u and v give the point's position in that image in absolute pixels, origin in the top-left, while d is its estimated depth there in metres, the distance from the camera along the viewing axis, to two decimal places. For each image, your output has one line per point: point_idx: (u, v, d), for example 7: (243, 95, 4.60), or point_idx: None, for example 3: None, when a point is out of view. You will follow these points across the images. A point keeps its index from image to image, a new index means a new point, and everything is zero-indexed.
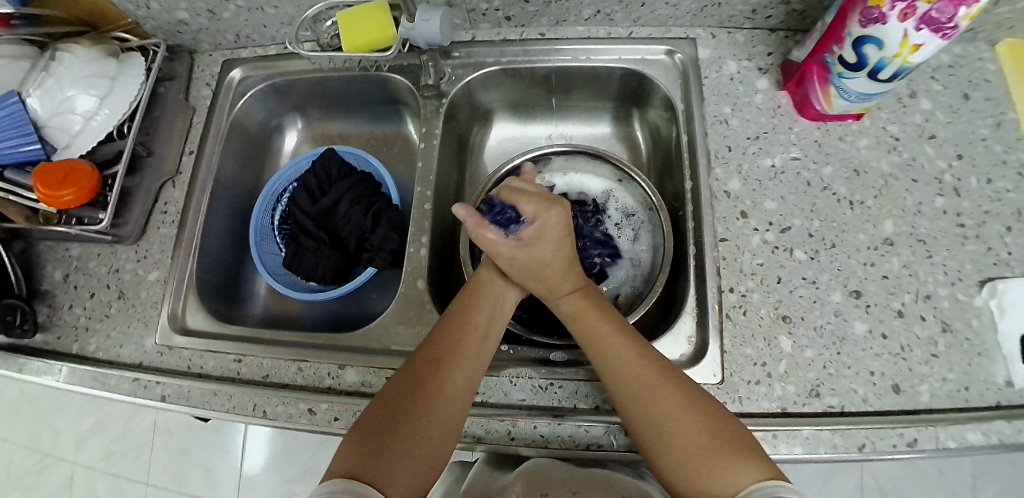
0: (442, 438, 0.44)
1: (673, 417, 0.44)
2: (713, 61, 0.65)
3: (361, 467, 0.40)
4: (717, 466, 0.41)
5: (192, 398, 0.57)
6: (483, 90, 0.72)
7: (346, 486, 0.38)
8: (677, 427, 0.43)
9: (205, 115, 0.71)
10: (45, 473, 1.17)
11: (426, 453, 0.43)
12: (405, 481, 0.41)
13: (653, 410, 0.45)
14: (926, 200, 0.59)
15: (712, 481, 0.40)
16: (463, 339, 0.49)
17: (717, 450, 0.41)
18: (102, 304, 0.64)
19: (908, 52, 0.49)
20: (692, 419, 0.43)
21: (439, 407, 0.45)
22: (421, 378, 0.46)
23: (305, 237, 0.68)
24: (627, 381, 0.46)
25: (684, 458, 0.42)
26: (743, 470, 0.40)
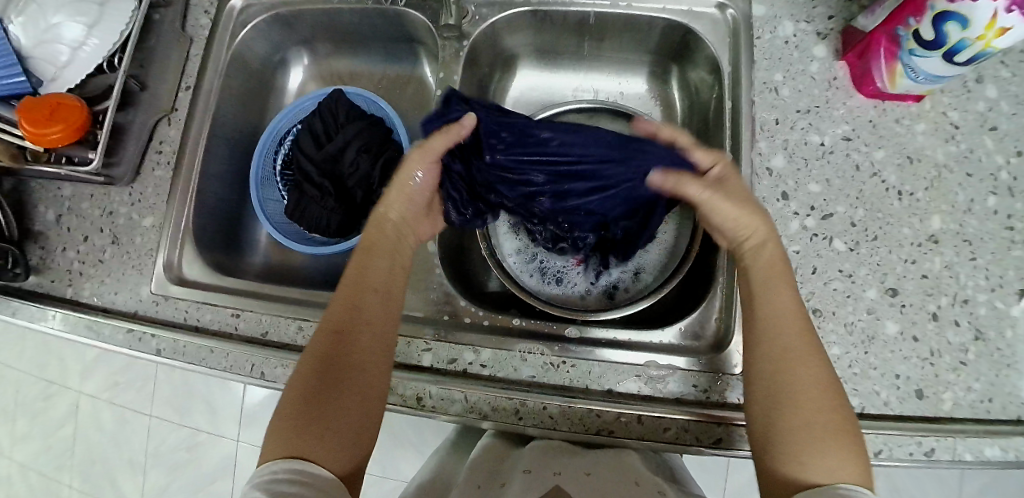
0: (365, 406, 0.43)
1: (806, 401, 0.39)
2: (768, 20, 0.59)
3: (302, 447, 0.39)
4: (820, 450, 0.37)
5: (189, 354, 0.55)
6: (507, 32, 0.66)
7: (289, 464, 0.37)
8: (791, 418, 0.39)
9: (203, 45, 0.64)
10: (52, 400, 1.17)
11: (359, 425, 0.42)
12: (343, 449, 0.40)
13: (801, 393, 0.39)
14: (979, 198, 0.55)
15: (803, 466, 0.37)
16: (362, 305, 0.46)
17: (837, 443, 0.37)
18: (95, 249, 0.61)
19: (992, 36, 0.43)
20: (815, 403, 0.39)
21: (358, 379, 0.43)
22: (342, 362, 0.43)
23: (308, 186, 0.64)
24: (789, 360, 0.41)
25: (791, 435, 0.38)
26: (845, 462, 0.37)
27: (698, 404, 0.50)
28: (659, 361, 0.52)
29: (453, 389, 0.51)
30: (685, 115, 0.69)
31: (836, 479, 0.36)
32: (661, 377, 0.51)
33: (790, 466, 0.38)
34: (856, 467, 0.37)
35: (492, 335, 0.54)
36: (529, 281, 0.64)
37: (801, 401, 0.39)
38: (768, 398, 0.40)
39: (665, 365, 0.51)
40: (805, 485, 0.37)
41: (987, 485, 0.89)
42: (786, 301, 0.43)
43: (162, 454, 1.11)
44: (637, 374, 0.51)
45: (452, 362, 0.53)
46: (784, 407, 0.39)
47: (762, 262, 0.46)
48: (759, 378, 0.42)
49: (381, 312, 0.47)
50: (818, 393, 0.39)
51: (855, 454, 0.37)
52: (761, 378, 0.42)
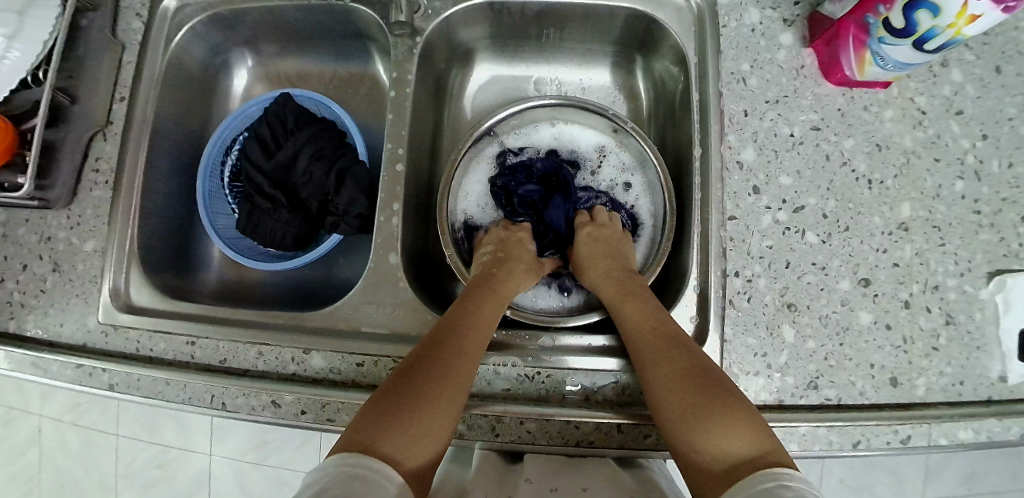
0: (453, 414, 0.42)
1: (675, 393, 0.43)
2: (733, 7, 0.57)
3: (373, 441, 0.38)
4: (717, 434, 0.40)
5: (144, 387, 0.52)
6: (465, 26, 0.62)
7: (358, 458, 0.36)
8: (674, 402, 0.42)
9: (136, 52, 0.59)
10: (12, 426, 1.12)
11: (436, 428, 0.41)
12: (414, 445, 0.39)
13: (664, 378, 0.44)
14: (946, 184, 0.55)
15: (704, 446, 0.40)
16: (466, 324, 0.48)
17: (727, 418, 0.40)
18: (35, 279, 0.57)
19: (963, 23, 0.42)
20: (692, 399, 0.42)
21: (450, 386, 0.43)
22: (419, 367, 0.43)
23: (259, 198, 0.60)
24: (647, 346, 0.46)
25: (677, 426, 0.42)
26: (735, 438, 0.39)
27: None
28: (636, 365, 0.50)
29: None
30: (652, 106, 0.67)
31: (735, 450, 0.38)
32: (638, 382, 0.50)
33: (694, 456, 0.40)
34: (749, 442, 0.39)
35: None
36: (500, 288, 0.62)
37: (667, 396, 0.43)
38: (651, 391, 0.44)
39: None
40: (722, 462, 0.38)
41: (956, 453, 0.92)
42: (635, 312, 0.49)
43: (135, 474, 1.07)
44: (614, 380, 0.50)
45: None
46: (668, 397, 0.43)
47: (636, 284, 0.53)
48: (644, 370, 0.45)
49: (480, 331, 0.48)
50: (684, 385, 0.43)
51: (748, 434, 0.39)
52: (647, 373, 0.45)
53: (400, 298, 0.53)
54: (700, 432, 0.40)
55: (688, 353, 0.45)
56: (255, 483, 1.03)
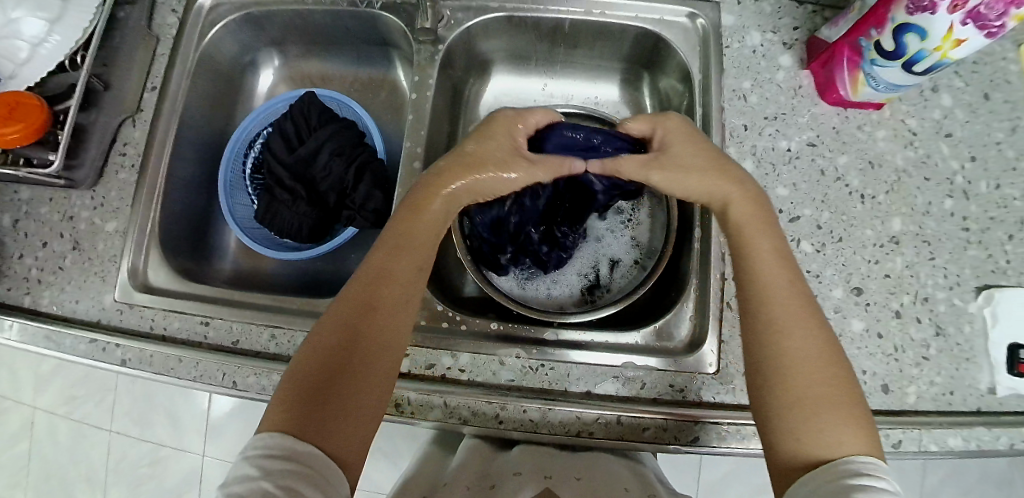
0: (382, 388, 0.42)
1: (813, 374, 0.40)
2: (736, 30, 0.61)
3: (297, 427, 0.38)
4: (830, 422, 0.38)
5: (156, 363, 0.53)
6: (484, 38, 0.66)
7: (284, 445, 0.36)
8: (800, 384, 0.39)
9: (171, 46, 0.62)
10: (4, 416, 1.11)
11: (372, 404, 0.41)
12: (344, 428, 0.39)
13: (791, 353, 0.40)
14: (936, 201, 0.58)
15: (829, 442, 0.37)
16: (392, 282, 0.45)
17: (843, 415, 0.38)
18: (55, 256, 0.58)
19: (949, 46, 0.45)
20: (818, 382, 0.39)
21: (376, 360, 0.42)
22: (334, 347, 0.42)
23: (280, 190, 0.62)
24: (788, 303, 0.42)
25: (800, 401, 0.39)
26: (852, 434, 0.37)
27: (675, 403, 0.51)
28: (637, 362, 0.52)
29: (432, 394, 0.51)
30: None
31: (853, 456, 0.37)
32: (638, 378, 0.51)
33: (794, 439, 0.38)
34: (864, 443, 0.37)
35: (471, 340, 0.53)
36: (507, 284, 0.64)
37: (801, 374, 0.40)
38: (773, 364, 0.41)
39: (643, 366, 0.52)
40: (806, 461, 0.37)
41: (948, 479, 0.93)
42: (769, 265, 0.44)
43: (125, 469, 1.06)
44: (616, 375, 0.51)
45: (430, 367, 0.52)
46: (789, 372, 0.40)
47: (743, 216, 0.47)
48: (770, 317, 0.42)
49: (412, 286, 0.46)
50: (813, 363, 0.40)
51: (862, 432, 0.38)
52: (770, 316, 0.42)
53: None
54: (818, 428, 0.38)
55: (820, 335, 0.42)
56: None
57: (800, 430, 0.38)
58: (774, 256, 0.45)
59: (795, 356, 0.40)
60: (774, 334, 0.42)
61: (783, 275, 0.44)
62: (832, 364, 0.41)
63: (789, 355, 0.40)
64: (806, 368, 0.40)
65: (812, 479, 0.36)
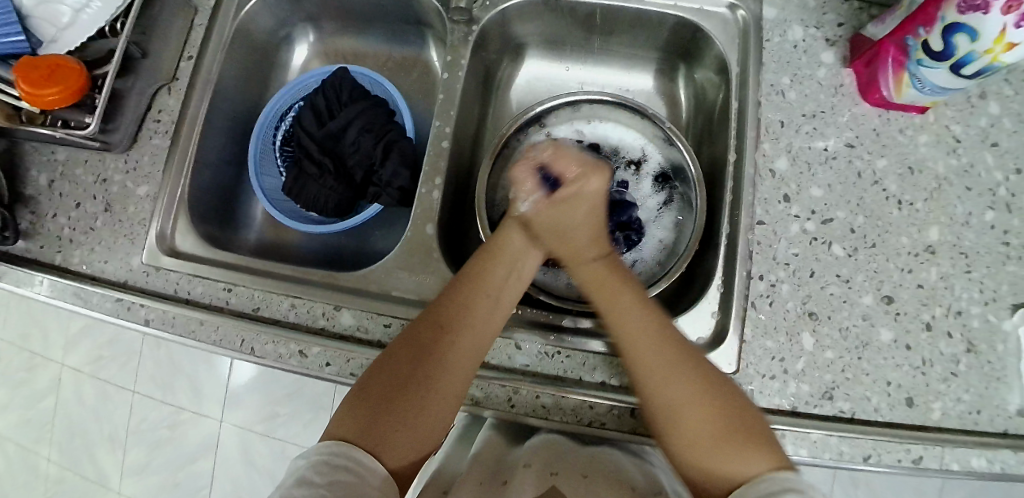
0: (446, 406, 0.44)
1: (684, 410, 0.42)
2: (778, 24, 0.59)
3: (361, 433, 0.40)
4: (730, 455, 0.39)
5: (177, 326, 0.54)
6: (518, 22, 0.65)
7: (345, 450, 0.38)
8: (689, 429, 0.42)
9: (209, 15, 0.63)
10: (32, 372, 1.15)
11: (431, 424, 0.43)
12: (402, 440, 0.41)
13: (664, 396, 0.43)
14: (977, 212, 0.55)
15: (728, 466, 0.39)
16: (473, 310, 0.47)
17: (738, 439, 0.40)
18: (87, 216, 0.60)
19: (1000, 50, 0.43)
20: (699, 414, 0.42)
21: (444, 380, 0.44)
22: (408, 360, 0.44)
23: (308, 163, 0.63)
24: (629, 333, 0.46)
25: (693, 442, 0.41)
26: (751, 460, 0.39)
27: None
28: None
29: None
30: (690, 114, 0.69)
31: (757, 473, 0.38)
32: None
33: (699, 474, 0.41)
34: (764, 459, 0.39)
35: None
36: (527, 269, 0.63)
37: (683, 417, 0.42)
38: (659, 411, 0.43)
39: None
40: (727, 488, 0.39)
41: None
42: (627, 316, 0.47)
43: (143, 432, 1.09)
44: None
45: None
46: (681, 415, 0.42)
47: (583, 274, 0.51)
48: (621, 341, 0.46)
49: (490, 313, 0.48)
50: (699, 409, 0.42)
51: (762, 453, 0.39)
52: (622, 340, 0.46)
53: (431, 267, 0.54)
54: (716, 453, 0.40)
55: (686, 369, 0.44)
56: (257, 453, 1.05)
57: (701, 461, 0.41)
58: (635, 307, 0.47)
59: (659, 404, 0.43)
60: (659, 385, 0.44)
61: (635, 308, 0.47)
62: (712, 403, 0.42)
63: (660, 399, 0.43)
64: (690, 404, 0.42)
65: None
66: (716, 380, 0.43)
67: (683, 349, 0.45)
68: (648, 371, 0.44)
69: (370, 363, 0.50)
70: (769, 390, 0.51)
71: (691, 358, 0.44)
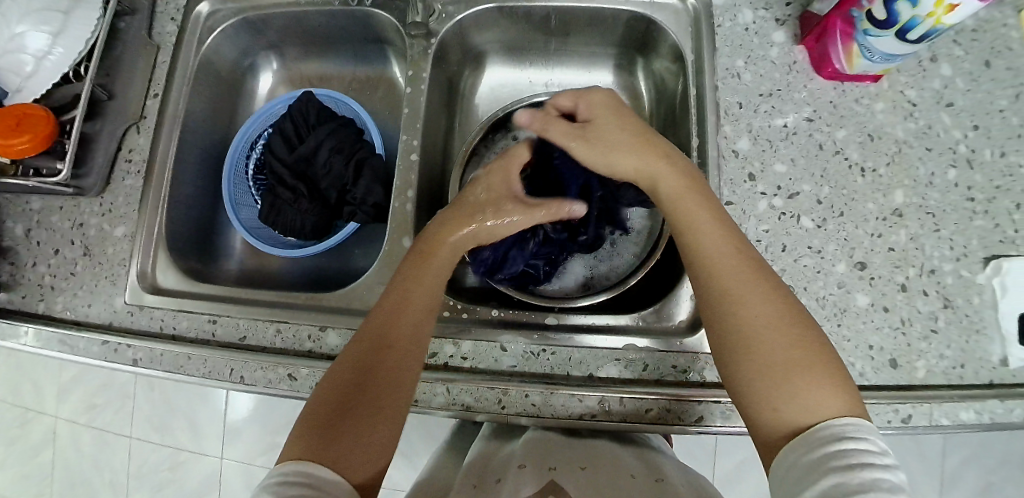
0: (396, 415, 0.43)
1: (774, 343, 0.40)
2: (728, 9, 0.60)
3: (315, 454, 0.39)
4: (806, 390, 0.38)
5: (166, 362, 0.54)
6: (476, 31, 0.66)
7: (301, 469, 0.37)
8: (772, 362, 0.39)
9: (171, 53, 0.64)
10: (28, 426, 1.14)
11: (385, 437, 0.42)
12: (358, 456, 0.40)
13: (760, 322, 0.41)
14: (939, 172, 0.57)
15: (801, 409, 0.38)
16: (407, 311, 0.46)
17: (814, 376, 0.39)
18: (67, 262, 0.60)
19: (942, 12, 0.45)
20: (786, 348, 0.40)
21: (387, 392, 0.43)
22: (351, 379, 0.43)
23: (282, 189, 0.63)
24: (726, 267, 0.43)
25: (771, 376, 0.39)
26: (830, 400, 0.37)
27: (678, 384, 0.50)
28: (639, 344, 0.52)
29: (434, 383, 0.51)
30: (654, 104, 0.70)
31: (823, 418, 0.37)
32: (640, 360, 0.51)
33: (770, 410, 0.39)
34: (844, 402, 0.38)
35: (472, 328, 0.54)
36: None
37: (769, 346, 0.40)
38: (744, 339, 0.41)
39: (645, 348, 0.51)
40: (793, 430, 0.38)
41: (969, 460, 0.91)
42: (709, 241, 0.45)
43: (146, 475, 1.09)
44: (618, 358, 0.51)
45: (433, 356, 0.52)
46: (761, 342, 0.40)
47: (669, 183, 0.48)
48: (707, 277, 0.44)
49: (422, 313, 0.47)
50: (789, 343, 0.40)
51: (837, 393, 0.38)
52: (707, 277, 0.44)
53: None
54: (794, 397, 0.38)
55: (772, 296, 0.42)
56: None
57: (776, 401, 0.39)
58: (718, 236, 0.45)
59: (747, 329, 0.41)
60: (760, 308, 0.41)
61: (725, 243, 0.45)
62: (799, 335, 0.40)
63: (747, 328, 0.41)
64: (778, 339, 0.40)
65: (795, 452, 0.36)
66: (802, 317, 0.42)
67: (773, 281, 0.43)
68: (749, 301, 0.42)
69: None
70: None
71: (781, 293, 0.43)
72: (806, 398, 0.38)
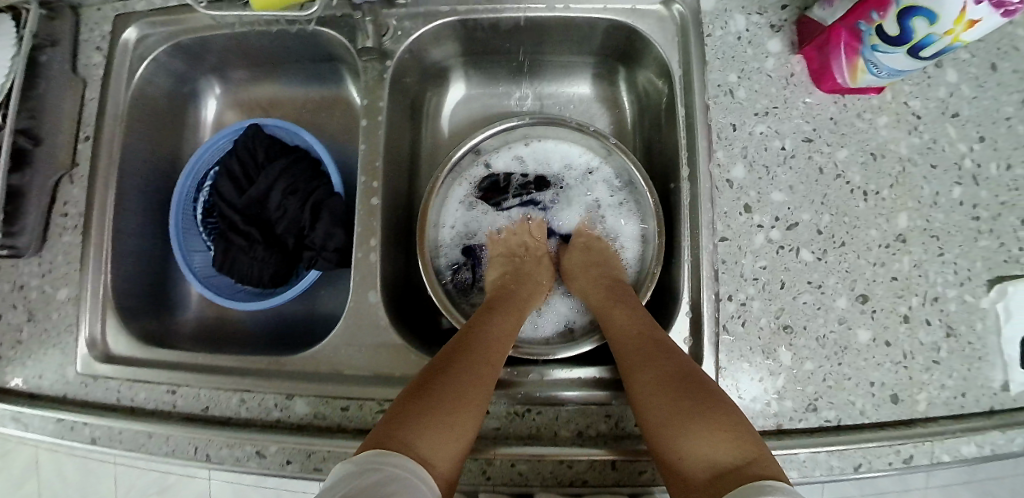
0: (475, 410, 0.42)
1: (655, 395, 0.42)
2: (717, 15, 0.55)
3: (393, 439, 0.37)
4: (697, 437, 0.39)
5: (126, 440, 0.51)
6: (438, 46, 0.60)
7: (378, 457, 0.35)
8: (654, 408, 0.42)
9: (99, 88, 0.57)
10: (10, 458, 1.10)
11: (458, 428, 0.40)
12: (435, 442, 0.38)
13: (652, 387, 0.43)
14: (944, 190, 0.53)
15: (689, 456, 0.38)
16: (487, 329, 0.48)
17: (705, 421, 0.39)
18: (9, 330, 0.55)
19: (961, 29, 0.40)
20: (659, 395, 0.42)
21: (467, 384, 0.42)
22: (421, 377, 0.43)
23: (234, 235, 0.58)
24: (620, 335, 0.48)
25: (659, 425, 0.41)
26: (722, 445, 0.38)
27: None
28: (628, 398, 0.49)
29: None
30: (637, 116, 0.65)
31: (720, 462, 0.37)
32: (630, 415, 0.48)
33: (674, 458, 0.39)
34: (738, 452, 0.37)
35: None
36: None
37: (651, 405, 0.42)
38: (637, 398, 0.43)
39: (633, 402, 0.49)
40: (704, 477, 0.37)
41: None
42: (621, 318, 0.49)
43: None
44: (607, 414, 0.48)
45: None
46: (648, 394, 0.43)
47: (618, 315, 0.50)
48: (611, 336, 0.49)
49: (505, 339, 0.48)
50: (660, 390, 0.42)
51: (731, 441, 0.38)
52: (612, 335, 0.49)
53: (383, 337, 0.51)
54: (685, 446, 0.39)
55: (672, 359, 0.44)
56: None
57: (674, 446, 0.39)
58: (632, 315, 0.49)
59: (636, 383, 0.44)
60: (627, 372, 0.45)
61: (628, 315, 0.50)
62: (680, 381, 0.42)
63: (638, 388, 0.44)
64: (659, 390, 0.42)
65: None
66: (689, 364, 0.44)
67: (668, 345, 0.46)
68: (627, 353, 0.46)
69: (332, 456, 0.47)
70: (753, 412, 0.49)
71: (676, 358, 0.45)
72: (699, 443, 0.38)
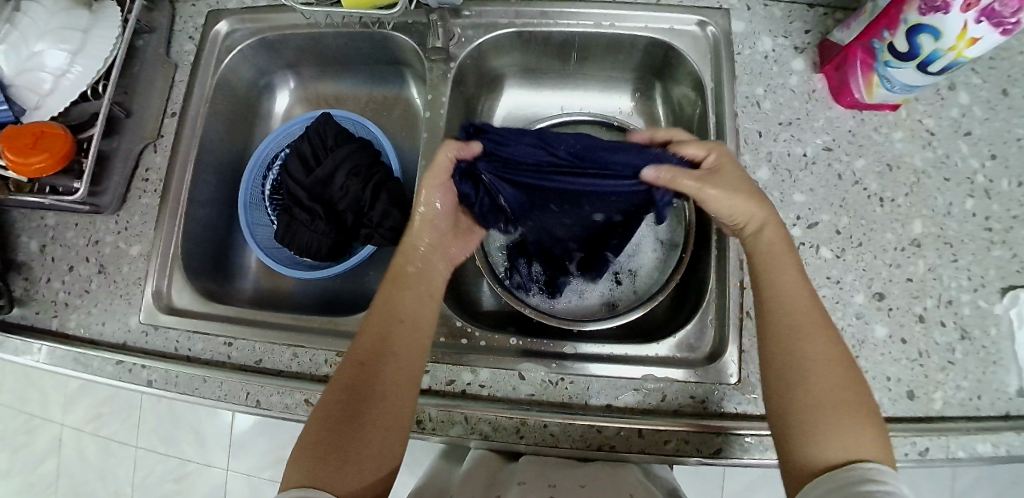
0: (395, 428, 0.44)
1: (812, 371, 0.41)
2: (747, 36, 0.61)
3: (318, 474, 0.40)
4: (836, 432, 0.39)
5: (181, 384, 0.54)
6: (493, 53, 0.66)
7: (302, 490, 0.38)
8: (813, 387, 0.41)
9: (189, 71, 0.64)
10: (35, 433, 1.13)
11: (385, 446, 0.43)
12: (359, 468, 0.41)
13: (813, 363, 0.42)
14: (957, 202, 0.57)
15: (819, 447, 0.39)
16: (393, 332, 0.47)
17: (846, 416, 0.39)
18: (81, 279, 0.60)
19: (964, 46, 0.45)
20: (824, 372, 0.41)
21: (384, 404, 0.44)
22: (343, 397, 0.44)
23: (299, 210, 0.63)
24: (789, 298, 0.45)
25: (809, 409, 0.40)
26: (863, 445, 0.38)
27: (695, 414, 0.50)
28: (657, 374, 0.51)
29: (452, 410, 0.51)
30: (670, 128, 0.71)
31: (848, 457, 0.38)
32: (658, 390, 0.51)
33: (802, 438, 0.40)
34: (876, 447, 0.38)
35: (490, 355, 0.53)
36: (538, 299, 0.63)
37: (815, 380, 0.41)
38: (789, 366, 0.42)
39: (662, 378, 0.51)
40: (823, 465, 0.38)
41: (979, 481, 0.91)
42: (788, 270, 0.46)
43: (152, 486, 1.08)
44: (636, 387, 0.51)
45: (451, 383, 0.52)
46: (800, 369, 0.42)
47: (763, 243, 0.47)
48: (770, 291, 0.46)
49: (411, 339, 0.47)
50: (820, 369, 0.41)
51: (872, 440, 0.39)
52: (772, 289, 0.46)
53: None
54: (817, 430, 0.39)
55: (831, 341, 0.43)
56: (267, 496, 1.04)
57: (806, 431, 0.39)
58: (795, 274, 0.46)
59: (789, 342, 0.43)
60: (787, 339, 0.43)
61: (798, 286, 0.45)
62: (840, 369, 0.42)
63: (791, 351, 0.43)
64: (811, 367, 0.41)
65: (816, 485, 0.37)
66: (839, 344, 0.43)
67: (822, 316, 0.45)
68: (798, 312, 0.44)
69: None
70: None
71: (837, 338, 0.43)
72: (830, 434, 0.39)
